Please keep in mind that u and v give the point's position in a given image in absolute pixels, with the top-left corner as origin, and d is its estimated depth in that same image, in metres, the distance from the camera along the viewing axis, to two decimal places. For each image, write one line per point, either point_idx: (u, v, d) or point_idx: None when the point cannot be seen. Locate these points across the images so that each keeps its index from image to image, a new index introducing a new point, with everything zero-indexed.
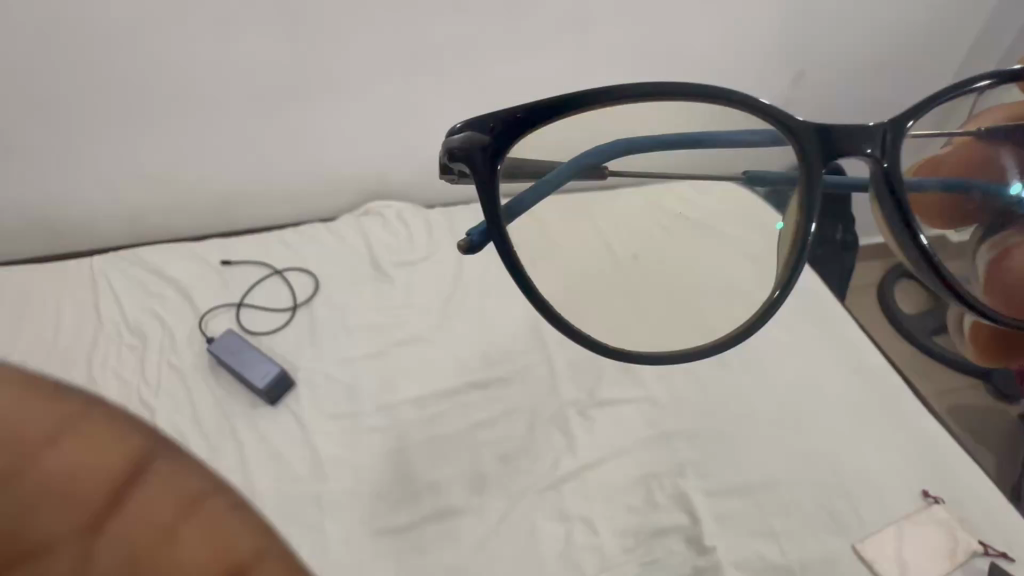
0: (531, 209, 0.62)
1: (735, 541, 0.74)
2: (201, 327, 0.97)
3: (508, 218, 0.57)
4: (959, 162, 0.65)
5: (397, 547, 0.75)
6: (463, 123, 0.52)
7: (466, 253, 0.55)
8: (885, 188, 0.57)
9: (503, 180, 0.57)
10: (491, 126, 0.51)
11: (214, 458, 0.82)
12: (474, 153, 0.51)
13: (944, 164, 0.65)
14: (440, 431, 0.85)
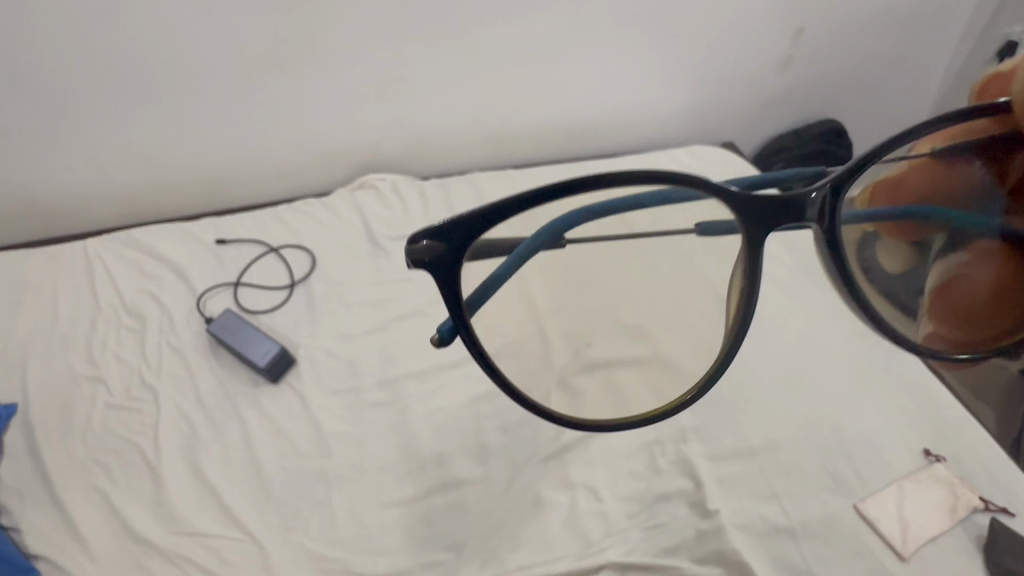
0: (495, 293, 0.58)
1: (738, 504, 0.74)
2: (199, 307, 0.96)
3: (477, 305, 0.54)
4: (926, 175, 0.57)
5: (403, 518, 0.76)
6: (428, 225, 0.48)
7: (438, 346, 0.51)
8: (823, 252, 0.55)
9: (475, 266, 0.53)
10: (458, 231, 0.48)
11: (220, 437, 0.83)
12: (425, 267, 0.48)
13: (906, 186, 0.58)
14: (442, 404, 0.85)
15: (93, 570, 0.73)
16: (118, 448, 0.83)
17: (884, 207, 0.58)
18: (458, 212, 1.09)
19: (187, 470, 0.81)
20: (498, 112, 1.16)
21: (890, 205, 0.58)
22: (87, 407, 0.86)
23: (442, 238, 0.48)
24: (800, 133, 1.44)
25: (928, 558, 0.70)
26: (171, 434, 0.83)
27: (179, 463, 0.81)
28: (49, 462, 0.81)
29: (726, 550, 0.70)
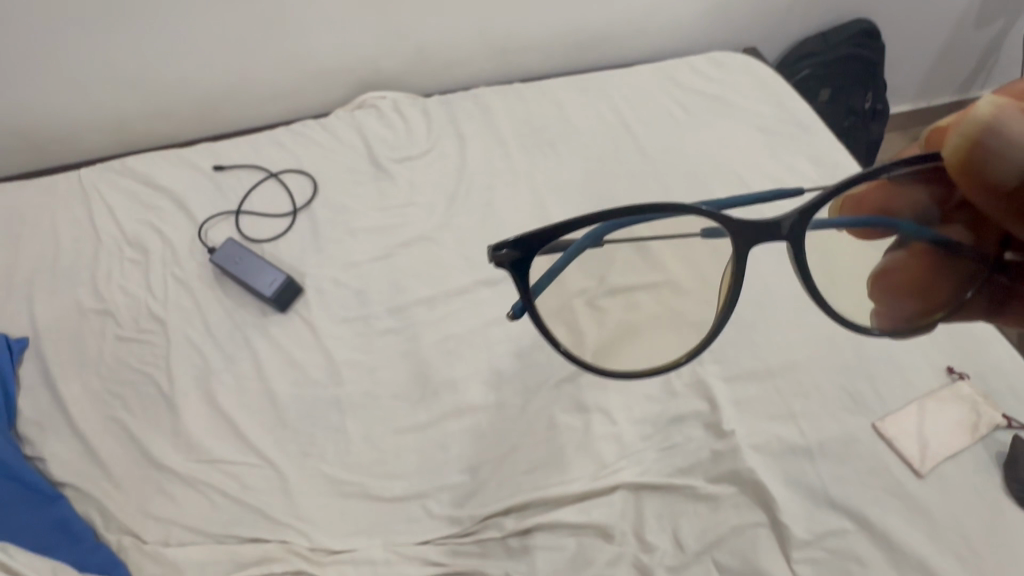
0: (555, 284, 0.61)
1: (754, 425, 0.72)
2: (201, 237, 0.93)
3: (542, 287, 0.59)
4: (880, 194, 0.56)
5: (420, 443, 0.76)
6: (511, 238, 0.53)
7: (512, 317, 0.57)
8: (799, 266, 0.56)
9: (543, 261, 0.57)
10: (535, 243, 0.53)
11: (231, 366, 0.83)
12: (504, 269, 0.54)
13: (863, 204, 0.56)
14: (452, 330, 0.84)
15: (120, 496, 0.76)
16: (132, 379, 0.83)
17: (846, 220, 0.56)
18: (463, 131, 1.03)
19: (202, 399, 0.81)
20: (504, 20, 1.08)
21: (851, 217, 0.56)
22: (99, 340, 0.86)
23: (519, 245, 0.53)
24: (827, 35, 1.33)
25: (946, 475, 0.68)
26: (183, 364, 0.83)
27: (193, 392, 0.81)
28: (65, 395, 0.82)
29: (742, 470, 0.69)
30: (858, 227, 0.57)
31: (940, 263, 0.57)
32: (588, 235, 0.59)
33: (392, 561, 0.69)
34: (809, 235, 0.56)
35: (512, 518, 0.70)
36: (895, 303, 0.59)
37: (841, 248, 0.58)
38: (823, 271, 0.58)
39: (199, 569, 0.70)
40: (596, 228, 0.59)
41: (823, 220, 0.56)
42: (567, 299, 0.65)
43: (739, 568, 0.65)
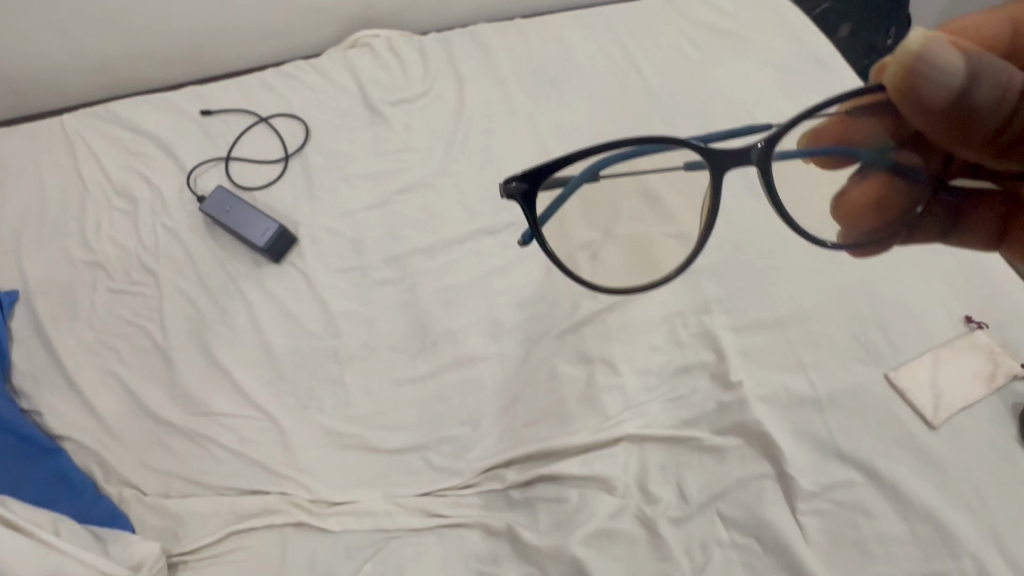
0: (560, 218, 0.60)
1: (763, 375, 0.70)
2: (190, 186, 0.90)
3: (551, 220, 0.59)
4: (841, 126, 0.53)
5: (420, 395, 0.75)
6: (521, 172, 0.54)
7: (524, 245, 0.57)
8: (770, 195, 0.55)
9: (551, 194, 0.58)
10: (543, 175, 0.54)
11: (226, 319, 0.81)
12: (514, 201, 0.55)
13: (825, 134, 0.54)
14: (451, 280, 0.81)
15: (119, 449, 0.75)
16: (126, 331, 0.82)
17: (808, 151, 0.55)
18: (462, 71, 0.98)
19: (197, 352, 0.79)
20: None
21: (813, 147, 0.54)
22: (90, 292, 0.84)
23: (528, 178, 0.54)
24: None
25: (959, 426, 0.66)
26: (176, 317, 0.81)
27: (187, 345, 0.80)
28: (58, 348, 0.80)
29: (749, 421, 0.67)
30: (820, 157, 0.55)
31: (900, 185, 0.55)
32: (588, 169, 0.59)
33: (392, 512, 0.69)
34: (774, 165, 0.55)
35: (513, 470, 0.69)
36: (860, 226, 0.57)
37: (809, 178, 0.56)
38: (793, 201, 0.57)
39: (200, 520, 0.70)
40: (593, 162, 0.59)
41: (785, 149, 0.55)
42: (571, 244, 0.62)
43: (744, 519, 0.63)
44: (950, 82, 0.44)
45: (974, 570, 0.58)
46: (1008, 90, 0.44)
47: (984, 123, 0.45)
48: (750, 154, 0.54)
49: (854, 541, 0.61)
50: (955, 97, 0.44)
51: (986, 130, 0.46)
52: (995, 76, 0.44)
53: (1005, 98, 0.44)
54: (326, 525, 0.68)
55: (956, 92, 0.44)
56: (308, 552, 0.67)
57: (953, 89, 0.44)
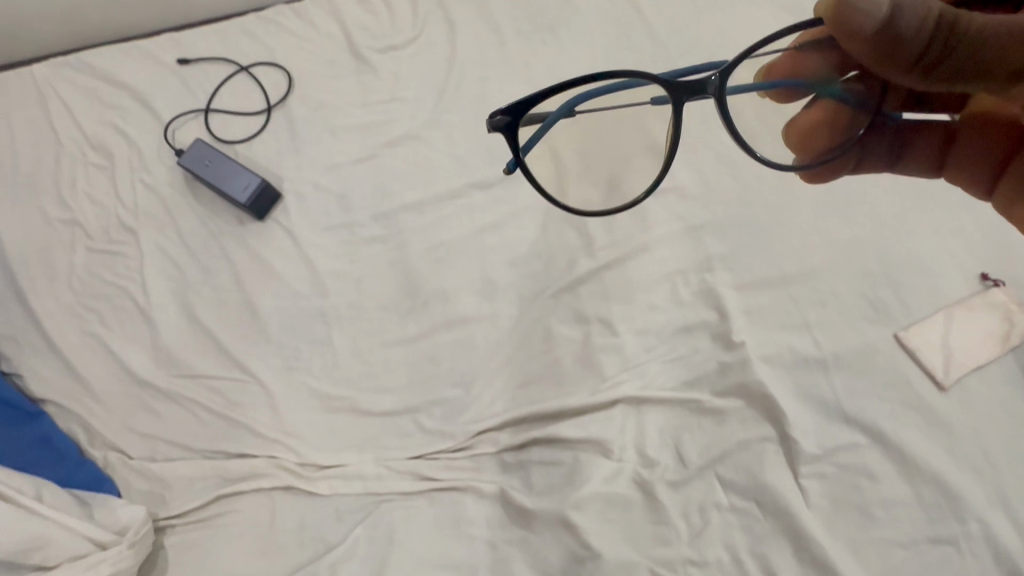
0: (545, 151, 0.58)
1: (766, 335, 0.67)
2: (168, 139, 0.85)
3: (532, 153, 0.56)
4: (792, 60, 0.54)
5: (410, 356, 0.73)
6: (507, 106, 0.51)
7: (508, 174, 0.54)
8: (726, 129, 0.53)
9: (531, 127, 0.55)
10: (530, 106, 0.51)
11: (209, 279, 0.78)
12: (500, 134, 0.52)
13: (778, 68, 0.54)
14: (443, 237, 0.78)
15: (103, 412, 0.73)
16: (106, 292, 0.79)
17: (763, 87, 0.55)
18: (454, 15, 0.92)
19: (180, 313, 0.77)
20: None
21: (768, 81, 0.54)
22: (68, 252, 0.81)
23: (513, 111, 0.51)
24: None
25: (970, 387, 0.63)
26: (158, 277, 0.78)
27: (170, 306, 0.77)
28: (37, 310, 0.78)
29: (751, 383, 0.64)
30: (773, 91, 0.55)
31: (847, 111, 0.57)
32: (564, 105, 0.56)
33: (383, 476, 0.67)
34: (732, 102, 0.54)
35: (506, 433, 0.67)
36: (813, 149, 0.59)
37: (763, 111, 0.58)
38: (750, 130, 0.58)
39: (187, 484, 0.69)
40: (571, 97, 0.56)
41: (738, 84, 0.54)
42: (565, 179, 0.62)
43: (744, 483, 0.61)
44: (874, 12, 0.44)
45: (980, 535, 0.57)
46: (928, 17, 0.43)
47: (910, 54, 0.45)
48: (707, 88, 0.51)
49: (857, 505, 0.59)
50: (879, 27, 0.44)
51: (913, 61, 0.45)
52: (919, 6, 0.44)
53: (927, 27, 0.44)
54: (316, 489, 0.67)
55: (880, 23, 0.44)
56: (297, 515, 0.66)
57: (877, 17, 0.44)
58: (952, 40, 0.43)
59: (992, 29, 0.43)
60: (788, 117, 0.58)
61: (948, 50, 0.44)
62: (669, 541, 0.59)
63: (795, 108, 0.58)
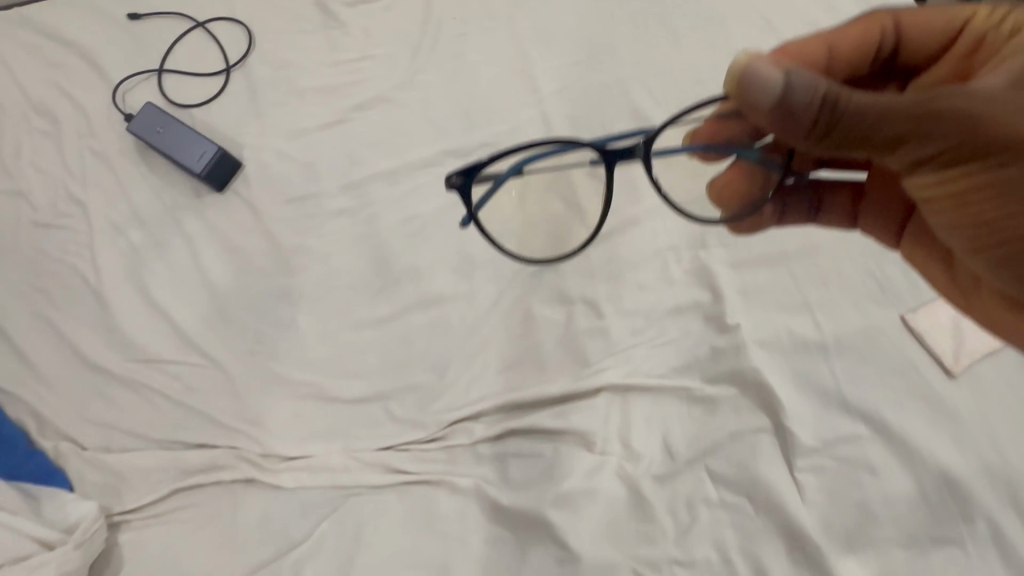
0: (497, 205, 0.59)
1: (764, 317, 0.62)
2: (118, 103, 0.78)
3: (486, 206, 0.59)
4: (715, 125, 0.54)
5: (381, 339, 0.68)
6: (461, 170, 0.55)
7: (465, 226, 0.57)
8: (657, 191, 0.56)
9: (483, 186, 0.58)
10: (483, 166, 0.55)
11: (165, 255, 0.72)
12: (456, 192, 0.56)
13: (702, 133, 0.54)
14: (416, 210, 0.72)
15: (54, 399, 0.68)
16: (54, 270, 0.73)
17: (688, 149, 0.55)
18: None
19: (135, 293, 0.71)
20: None
21: (694, 146, 0.55)
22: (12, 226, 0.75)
23: (469, 173, 0.55)
24: None
25: (982, 373, 0.59)
26: (109, 253, 0.73)
27: (124, 284, 0.71)
28: None
29: (746, 369, 0.60)
30: (700, 155, 0.55)
31: (765, 172, 0.56)
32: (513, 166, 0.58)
33: (350, 468, 0.63)
34: (656, 163, 0.56)
35: (482, 423, 0.62)
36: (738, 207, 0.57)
37: (687, 173, 0.57)
38: (678, 189, 0.58)
39: (143, 477, 0.64)
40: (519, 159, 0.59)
41: (665, 147, 0.55)
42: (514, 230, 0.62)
43: (736, 477, 0.57)
44: (768, 91, 0.43)
45: (987, 534, 0.53)
46: (817, 93, 0.42)
47: (802, 125, 0.43)
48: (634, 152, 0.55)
49: (857, 501, 0.55)
50: (775, 101, 0.43)
51: (807, 132, 0.44)
52: (806, 81, 0.42)
53: (815, 102, 0.42)
54: (280, 482, 0.63)
55: (775, 96, 0.43)
56: (260, 510, 0.62)
57: (770, 95, 0.43)
58: (841, 116, 0.42)
59: (871, 107, 0.42)
60: (710, 177, 0.57)
61: (839, 123, 0.43)
62: (654, 540, 0.55)
63: (716, 168, 0.56)
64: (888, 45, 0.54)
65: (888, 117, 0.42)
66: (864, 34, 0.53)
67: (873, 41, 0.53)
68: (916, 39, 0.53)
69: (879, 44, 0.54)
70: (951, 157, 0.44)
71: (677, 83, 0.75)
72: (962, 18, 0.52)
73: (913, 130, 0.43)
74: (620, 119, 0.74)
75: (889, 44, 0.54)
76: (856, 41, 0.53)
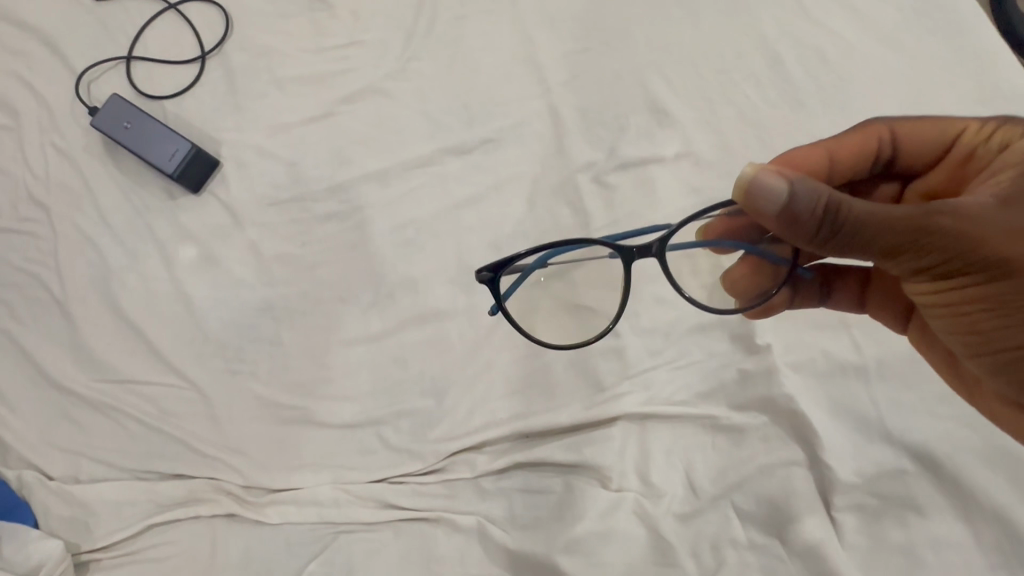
0: (520, 296, 0.52)
1: (796, 337, 0.56)
2: (82, 94, 0.71)
3: (509, 295, 0.51)
4: (724, 225, 0.49)
5: (374, 357, 0.62)
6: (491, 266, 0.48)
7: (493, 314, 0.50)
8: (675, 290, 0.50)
9: (509, 275, 0.50)
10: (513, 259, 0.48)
11: (136, 264, 0.66)
12: (487, 284, 0.48)
13: (714, 230, 0.49)
14: (411, 215, 0.65)
15: (16, 423, 0.62)
16: (15, 279, 0.66)
17: (702, 244, 0.49)
18: None
19: (103, 307, 0.65)
20: None
21: (708, 242, 0.49)
22: None
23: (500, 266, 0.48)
24: None
25: None
26: (75, 261, 0.66)
27: (92, 296, 0.65)
28: None
29: (777, 396, 0.54)
30: (714, 251, 0.50)
31: (774, 265, 0.50)
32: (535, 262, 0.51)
33: (341, 502, 0.57)
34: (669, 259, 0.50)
35: (485, 454, 0.57)
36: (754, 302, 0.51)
37: (699, 265, 0.51)
38: (689, 281, 0.52)
39: (115, 510, 0.59)
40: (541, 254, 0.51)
41: (678, 244, 0.49)
42: (540, 322, 0.53)
43: (766, 516, 0.52)
44: (775, 201, 0.39)
45: None
46: (825, 199, 0.39)
47: (809, 230, 0.40)
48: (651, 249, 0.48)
49: (902, 545, 0.49)
50: (780, 207, 0.39)
51: (814, 239, 0.40)
52: (815, 188, 0.39)
53: (819, 211, 0.39)
54: (265, 518, 0.57)
55: (781, 202, 0.39)
56: (242, 548, 0.57)
57: (778, 204, 0.39)
58: (849, 226, 0.39)
59: (881, 217, 0.39)
60: (722, 271, 0.51)
61: (844, 233, 0.39)
62: None
63: (727, 262, 0.51)
64: (884, 152, 0.50)
65: (892, 230, 0.39)
66: (859, 142, 0.50)
67: (873, 148, 0.50)
68: (912, 146, 0.50)
69: (875, 153, 0.50)
70: (948, 270, 0.41)
71: (698, 72, 0.68)
72: (954, 128, 0.49)
73: (911, 244, 0.39)
74: (635, 112, 0.67)
75: (885, 156, 0.50)
76: (856, 150, 0.50)
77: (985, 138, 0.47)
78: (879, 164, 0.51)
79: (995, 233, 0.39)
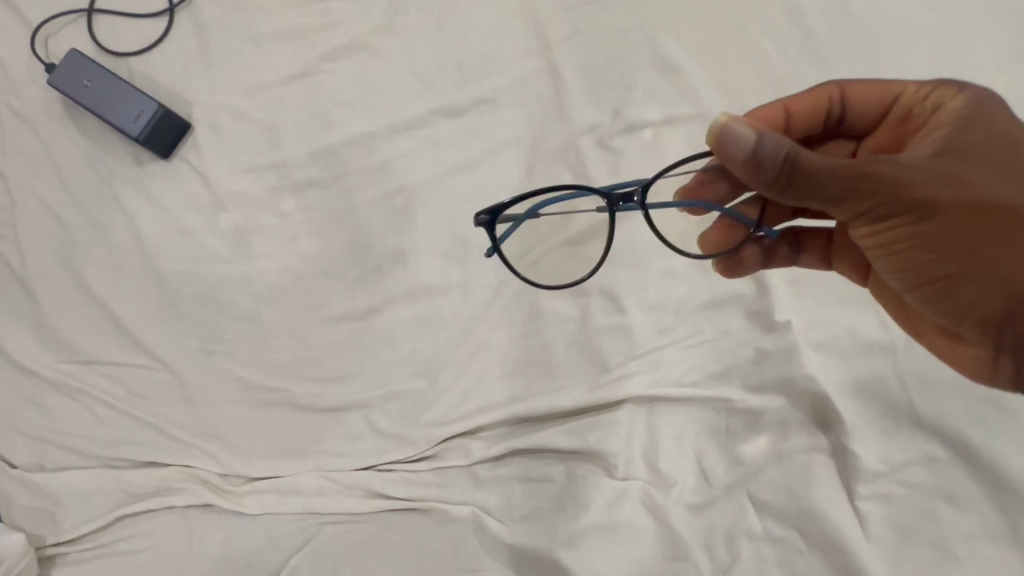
0: (517, 241, 0.48)
1: (817, 313, 0.52)
2: (38, 50, 0.65)
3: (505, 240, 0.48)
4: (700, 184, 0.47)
5: (360, 336, 0.57)
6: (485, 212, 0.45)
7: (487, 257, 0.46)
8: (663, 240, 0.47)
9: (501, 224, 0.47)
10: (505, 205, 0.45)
11: (102, 236, 0.61)
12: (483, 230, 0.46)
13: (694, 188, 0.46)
14: (400, 182, 0.60)
15: None
16: None
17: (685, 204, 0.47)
18: None
19: (67, 283, 0.60)
20: None
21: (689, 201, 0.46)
22: None
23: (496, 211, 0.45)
24: None
25: None
26: (35, 234, 0.61)
27: (54, 272, 0.60)
28: None
29: (796, 377, 0.51)
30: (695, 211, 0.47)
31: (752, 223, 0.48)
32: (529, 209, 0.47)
33: (326, 491, 0.53)
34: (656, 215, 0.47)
35: (480, 440, 0.53)
36: (737, 264, 0.49)
37: (679, 225, 0.48)
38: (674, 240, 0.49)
39: (84, 501, 0.55)
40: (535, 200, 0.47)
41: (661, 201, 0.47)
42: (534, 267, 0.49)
43: (784, 506, 0.48)
44: (740, 150, 0.39)
45: None
46: (784, 149, 0.38)
47: (768, 177, 0.39)
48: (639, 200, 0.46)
49: (932, 537, 0.46)
50: (746, 152, 0.38)
51: (772, 186, 0.39)
52: (781, 140, 0.38)
53: (781, 157, 0.38)
54: (245, 507, 0.54)
55: (747, 147, 0.38)
56: (221, 540, 0.53)
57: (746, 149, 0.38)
58: (805, 174, 0.38)
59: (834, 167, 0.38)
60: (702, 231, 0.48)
61: (803, 180, 0.38)
62: None
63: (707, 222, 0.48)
64: (835, 111, 0.48)
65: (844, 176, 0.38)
66: (809, 101, 0.47)
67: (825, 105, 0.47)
68: (860, 104, 0.47)
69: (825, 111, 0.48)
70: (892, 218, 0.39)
71: (714, 25, 0.62)
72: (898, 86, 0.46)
73: (860, 192, 0.38)
74: (643, 70, 0.62)
75: (838, 116, 0.48)
76: (809, 108, 0.47)
77: (926, 96, 0.45)
78: (830, 123, 0.48)
79: (932, 182, 0.39)
